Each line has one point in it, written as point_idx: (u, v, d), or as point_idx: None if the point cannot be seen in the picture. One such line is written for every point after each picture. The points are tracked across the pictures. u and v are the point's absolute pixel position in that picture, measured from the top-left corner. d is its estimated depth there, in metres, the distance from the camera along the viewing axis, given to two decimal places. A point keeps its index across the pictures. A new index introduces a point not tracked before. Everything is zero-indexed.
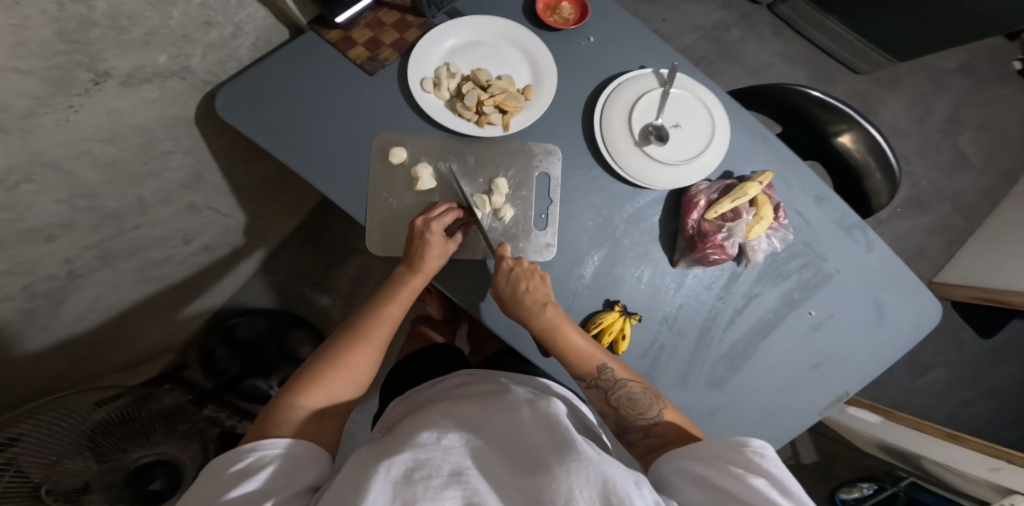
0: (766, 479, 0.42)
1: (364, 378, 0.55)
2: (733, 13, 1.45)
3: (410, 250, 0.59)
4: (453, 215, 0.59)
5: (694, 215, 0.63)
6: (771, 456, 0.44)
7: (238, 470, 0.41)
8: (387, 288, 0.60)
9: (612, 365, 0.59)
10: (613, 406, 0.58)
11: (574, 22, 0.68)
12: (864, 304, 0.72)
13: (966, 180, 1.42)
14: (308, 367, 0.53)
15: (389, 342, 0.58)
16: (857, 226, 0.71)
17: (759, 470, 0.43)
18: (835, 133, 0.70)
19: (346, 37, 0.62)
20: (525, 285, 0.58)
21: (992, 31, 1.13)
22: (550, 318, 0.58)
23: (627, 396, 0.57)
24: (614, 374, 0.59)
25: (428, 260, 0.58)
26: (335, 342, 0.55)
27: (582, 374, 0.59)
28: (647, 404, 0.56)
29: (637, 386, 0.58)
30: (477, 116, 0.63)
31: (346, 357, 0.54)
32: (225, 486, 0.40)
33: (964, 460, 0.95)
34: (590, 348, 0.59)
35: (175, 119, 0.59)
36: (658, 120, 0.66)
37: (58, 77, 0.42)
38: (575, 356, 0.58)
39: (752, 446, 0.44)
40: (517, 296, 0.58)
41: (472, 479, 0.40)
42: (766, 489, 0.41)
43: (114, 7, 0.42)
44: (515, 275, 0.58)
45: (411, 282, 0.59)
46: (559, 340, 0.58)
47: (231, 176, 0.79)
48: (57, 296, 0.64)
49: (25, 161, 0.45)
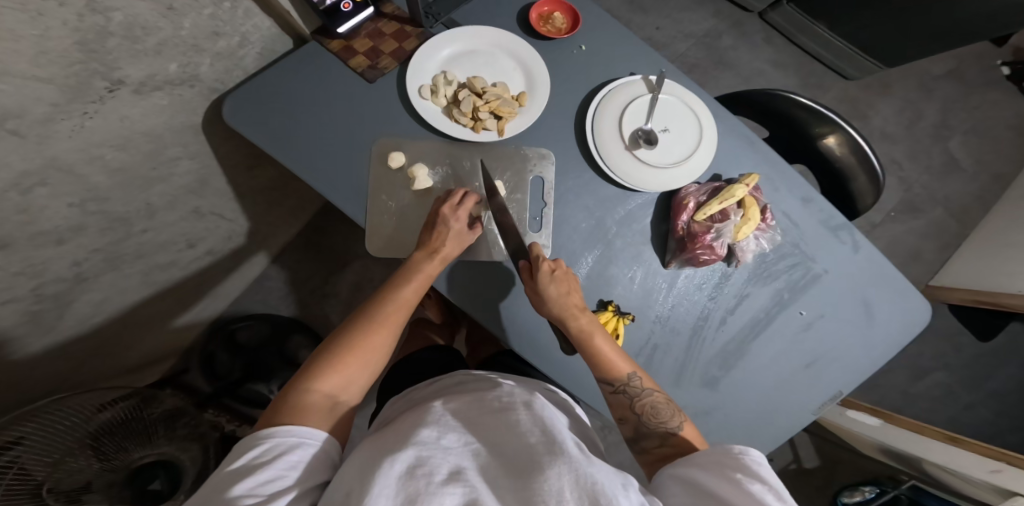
0: (762, 485, 0.43)
1: (378, 364, 0.56)
2: (725, 21, 1.49)
3: (428, 239, 0.61)
4: (473, 199, 0.63)
5: (683, 217, 0.65)
6: (766, 465, 0.45)
7: (252, 460, 0.43)
8: (401, 274, 0.61)
9: (639, 374, 0.59)
10: (636, 412, 0.58)
11: (567, 31, 0.71)
12: (853, 304, 0.73)
13: (958, 184, 1.44)
14: (326, 351, 0.54)
15: (403, 328, 0.59)
16: (844, 227, 0.73)
17: (756, 475, 0.44)
18: (820, 136, 0.72)
19: (347, 47, 0.65)
20: (565, 289, 0.60)
21: (984, 35, 1.14)
22: (584, 325, 0.60)
23: (651, 405, 0.58)
24: (642, 384, 0.59)
25: (443, 250, 0.60)
26: (350, 328, 0.56)
27: (609, 380, 0.59)
28: (669, 415, 0.57)
29: (661, 398, 0.58)
30: (473, 122, 0.66)
31: (360, 343, 0.55)
32: (237, 478, 0.41)
33: (965, 462, 0.96)
34: (620, 356, 0.60)
35: (183, 126, 0.61)
36: (647, 125, 0.68)
37: (75, 85, 0.44)
38: (603, 362, 0.59)
39: (751, 454, 0.45)
40: (559, 297, 0.59)
41: (470, 477, 0.41)
42: (761, 494, 0.42)
43: (130, 18, 0.44)
44: (557, 277, 0.60)
45: (423, 269, 0.60)
46: (590, 345, 0.59)
47: (235, 182, 0.81)
48: (65, 298, 0.65)
49: (40, 166, 0.47)
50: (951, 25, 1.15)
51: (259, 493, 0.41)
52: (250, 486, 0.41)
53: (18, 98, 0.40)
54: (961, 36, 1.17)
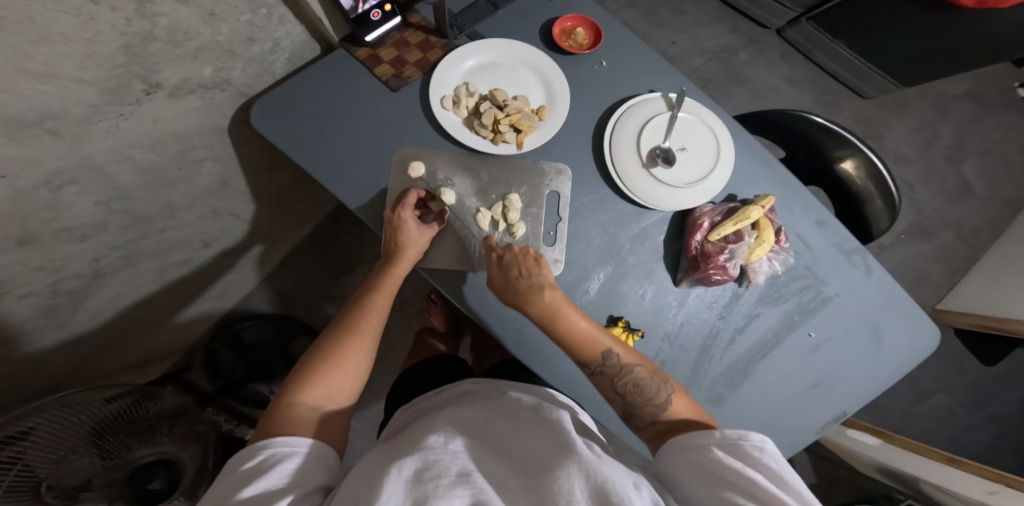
0: (764, 474, 0.43)
1: (361, 372, 0.56)
2: (741, 37, 1.50)
3: (388, 246, 0.61)
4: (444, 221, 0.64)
5: (698, 237, 0.66)
6: (771, 451, 0.45)
7: (252, 467, 0.43)
8: (372, 283, 0.62)
9: (617, 350, 0.59)
10: (619, 393, 0.58)
11: (588, 47, 0.72)
12: (863, 327, 0.74)
13: (969, 207, 1.45)
14: (305, 365, 0.54)
15: (381, 334, 0.60)
16: (857, 251, 0.74)
17: (758, 464, 0.44)
18: (837, 159, 0.73)
19: (373, 55, 0.66)
20: (519, 273, 0.59)
21: (1003, 55, 1.12)
22: (546, 304, 0.58)
23: (634, 383, 0.58)
24: (619, 360, 0.58)
25: (405, 251, 0.61)
26: (326, 340, 0.57)
27: (587, 362, 0.59)
28: (654, 391, 0.57)
29: (643, 371, 0.58)
30: (492, 135, 0.66)
31: (339, 350, 0.55)
32: (239, 484, 0.42)
33: (964, 483, 0.97)
34: (594, 334, 0.59)
35: (211, 128, 0.62)
36: (665, 143, 0.69)
37: (115, 87, 0.46)
38: (579, 344, 0.59)
39: (751, 441, 0.45)
40: (513, 283, 0.59)
41: (478, 479, 0.41)
42: (763, 481, 0.42)
43: (174, 24, 0.45)
44: (506, 262, 0.60)
45: (392, 270, 0.62)
46: (558, 327, 0.58)
47: (255, 183, 0.82)
48: (81, 293, 0.66)
49: (72, 164, 0.48)
50: (970, 43, 1.13)
51: (259, 498, 0.41)
52: (251, 492, 0.41)
53: (59, 98, 0.42)
54: (986, 55, 1.15)
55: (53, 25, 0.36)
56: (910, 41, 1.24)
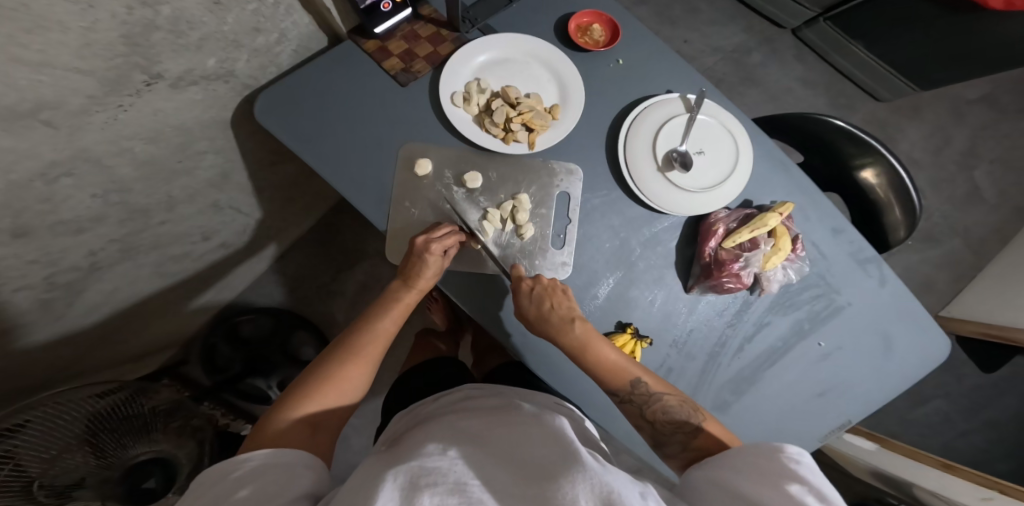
0: (802, 487, 0.40)
1: (356, 394, 0.56)
2: (756, 36, 1.48)
3: (407, 271, 0.61)
4: (455, 238, 0.59)
5: (711, 244, 0.64)
6: (808, 463, 0.43)
7: (239, 475, 0.42)
8: (380, 304, 0.61)
9: (646, 379, 0.59)
10: (648, 420, 0.59)
11: (604, 44, 0.70)
12: (873, 336, 0.72)
13: (979, 214, 1.44)
14: (304, 379, 0.54)
15: (382, 360, 0.59)
16: (873, 260, 0.72)
17: (796, 477, 0.41)
18: (858, 167, 0.72)
19: (382, 48, 0.64)
20: (550, 305, 0.59)
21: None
22: (578, 336, 0.58)
23: (664, 410, 0.58)
24: (649, 388, 0.59)
25: (421, 282, 0.60)
26: (325, 360, 0.56)
27: (616, 390, 0.59)
28: (685, 417, 0.57)
29: (673, 400, 0.58)
30: (504, 133, 0.64)
31: (338, 373, 0.55)
32: (223, 492, 0.40)
33: (957, 489, 0.96)
34: (624, 361, 0.59)
35: (214, 121, 0.60)
36: (681, 146, 0.67)
37: (113, 78, 0.44)
38: (608, 372, 0.58)
39: (789, 452, 0.43)
40: (545, 314, 0.59)
41: (474, 489, 0.39)
42: (801, 495, 0.40)
43: (177, 13, 0.43)
44: (537, 295, 0.59)
45: (404, 299, 0.61)
46: (590, 356, 0.58)
47: (257, 176, 0.80)
48: (76, 287, 0.64)
49: (69, 156, 0.46)
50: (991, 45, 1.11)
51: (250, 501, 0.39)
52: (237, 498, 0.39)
53: (55, 89, 0.40)
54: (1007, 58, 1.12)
55: (50, 12, 0.34)
56: (930, 42, 1.21)
